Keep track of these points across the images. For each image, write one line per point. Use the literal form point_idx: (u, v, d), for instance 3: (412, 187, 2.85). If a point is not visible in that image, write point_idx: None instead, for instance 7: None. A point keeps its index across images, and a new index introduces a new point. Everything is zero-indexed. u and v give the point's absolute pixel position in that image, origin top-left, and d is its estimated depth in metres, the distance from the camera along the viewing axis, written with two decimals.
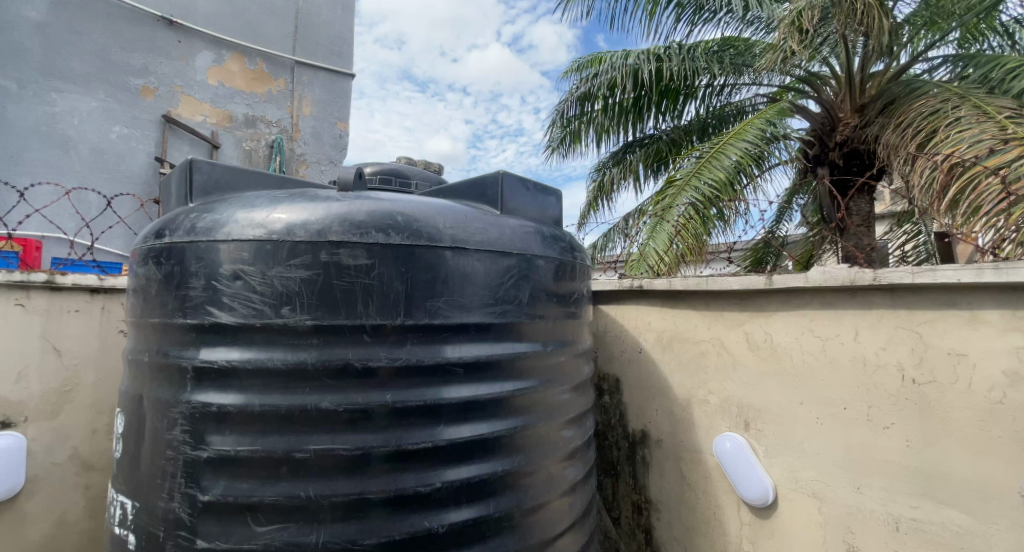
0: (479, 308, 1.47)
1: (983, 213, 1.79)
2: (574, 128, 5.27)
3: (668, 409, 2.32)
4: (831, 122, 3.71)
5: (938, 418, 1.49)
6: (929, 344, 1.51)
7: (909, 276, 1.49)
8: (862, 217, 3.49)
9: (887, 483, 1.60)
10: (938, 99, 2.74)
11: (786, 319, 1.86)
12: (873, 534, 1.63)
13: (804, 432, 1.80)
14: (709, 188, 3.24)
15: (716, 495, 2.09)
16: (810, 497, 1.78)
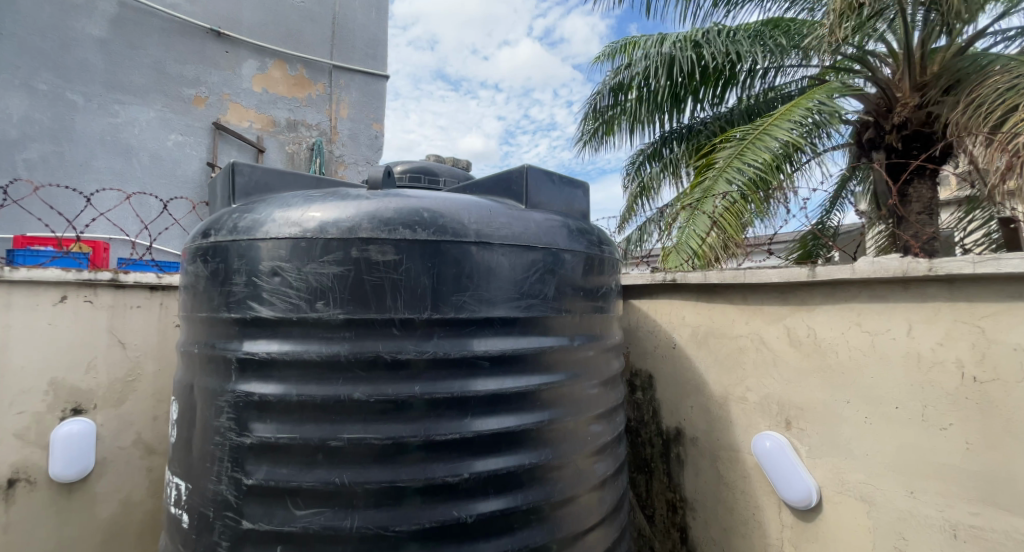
0: (505, 302, 1.48)
1: None
2: (608, 120, 5.18)
3: (704, 406, 2.26)
4: (888, 103, 3.47)
5: (1001, 419, 1.38)
6: (991, 339, 1.40)
7: (970, 266, 1.38)
8: (923, 204, 3.24)
9: (944, 488, 1.49)
10: (1014, 73, 2.47)
11: (831, 314, 1.77)
12: (928, 541, 1.53)
13: (851, 432, 1.71)
14: (750, 175, 3.11)
15: (756, 495, 2.01)
16: (858, 500, 1.69)
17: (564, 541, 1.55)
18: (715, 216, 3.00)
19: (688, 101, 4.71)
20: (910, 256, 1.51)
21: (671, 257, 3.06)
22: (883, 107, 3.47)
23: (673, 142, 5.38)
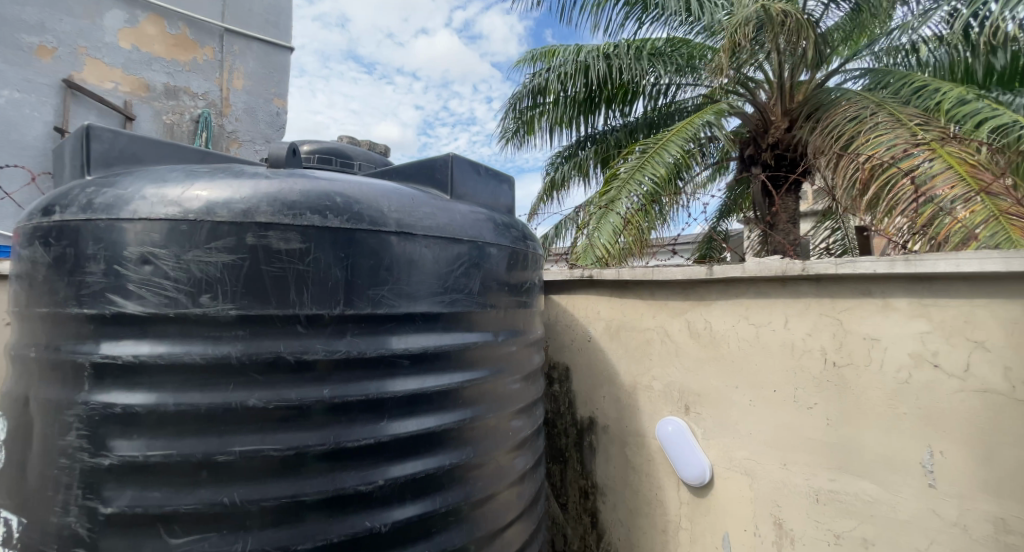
0: (427, 297, 1.44)
1: (899, 211, 1.95)
2: (527, 120, 5.30)
3: (614, 395, 2.39)
4: (764, 124, 3.99)
5: (852, 398, 1.64)
6: (846, 330, 1.66)
7: (832, 267, 1.62)
8: (790, 214, 3.75)
9: (809, 460, 1.73)
10: (858, 106, 2.94)
11: (724, 308, 1.97)
12: (797, 507, 1.77)
13: (738, 413, 1.92)
14: (652, 183, 3.33)
15: (658, 477, 2.18)
16: (741, 475, 1.91)
17: (482, 538, 1.55)
18: (622, 218, 3.19)
19: (599, 108, 4.97)
20: (788, 258, 1.73)
21: (584, 255, 3.17)
22: (760, 128, 4.01)
23: (587, 146, 5.57)
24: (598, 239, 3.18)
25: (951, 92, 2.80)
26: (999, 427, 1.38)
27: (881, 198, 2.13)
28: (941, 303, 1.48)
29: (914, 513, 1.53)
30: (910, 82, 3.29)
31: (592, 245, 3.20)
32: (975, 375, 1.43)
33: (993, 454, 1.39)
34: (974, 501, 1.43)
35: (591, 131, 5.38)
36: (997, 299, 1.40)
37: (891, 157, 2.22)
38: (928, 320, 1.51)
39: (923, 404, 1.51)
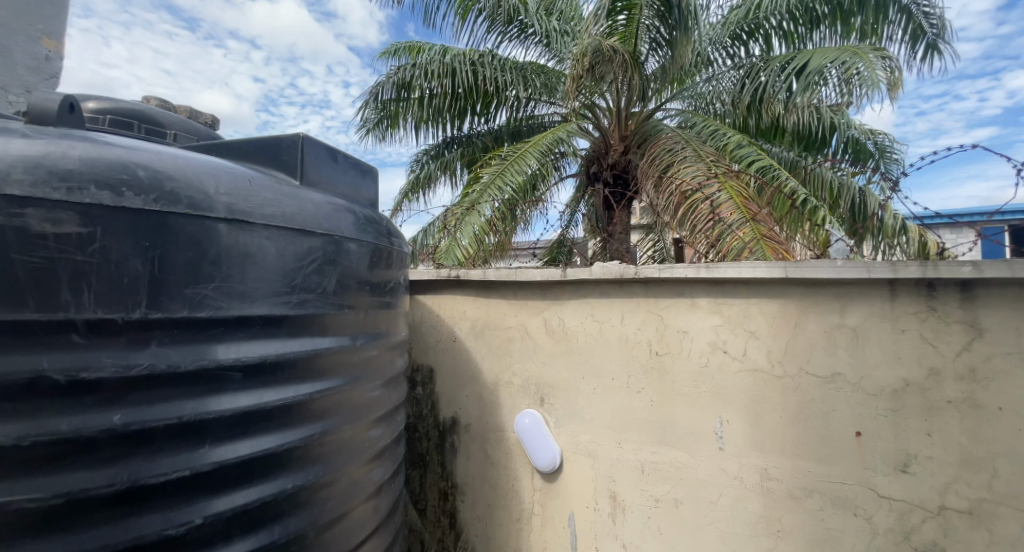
0: (267, 298, 1.26)
1: (700, 230, 2.44)
2: (391, 113, 5.09)
3: (477, 394, 2.59)
4: (605, 147, 4.48)
5: (669, 382, 2.07)
6: (666, 324, 2.08)
7: (657, 272, 2.03)
8: (624, 226, 4.24)
9: (636, 437, 2.14)
10: (675, 140, 3.40)
11: (575, 307, 2.28)
12: (626, 480, 2.17)
13: (584, 401, 2.27)
14: (511, 191, 3.45)
15: (515, 469, 2.45)
16: (585, 457, 2.27)
17: None
18: (483, 221, 3.26)
19: (466, 112, 4.92)
20: (625, 263, 2.12)
21: (445, 255, 3.15)
22: (601, 151, 4.50)
23: (453, 149, 5.60)
24: (457, 240, 3.19)
25: (734, 137, 3.48)
26: (765, 398, 1.93)
27: (687, 219, 2.59)
28: (731, 302, 1.98)
29: (708, 471, 2.02)
30: (709, 126, 3.95)
31: (455, 245, 3.20)
32: (749, 357, 1.95)
33: (761, 419, 1.95)
34: (748, 457, 1.97)
35: (458, 133, 5.32)
36: (765, 300, 1.93)
37: (696, 182, 2.69)
38: (720, 315, 2.00)
39: (716, 384, 2.00)
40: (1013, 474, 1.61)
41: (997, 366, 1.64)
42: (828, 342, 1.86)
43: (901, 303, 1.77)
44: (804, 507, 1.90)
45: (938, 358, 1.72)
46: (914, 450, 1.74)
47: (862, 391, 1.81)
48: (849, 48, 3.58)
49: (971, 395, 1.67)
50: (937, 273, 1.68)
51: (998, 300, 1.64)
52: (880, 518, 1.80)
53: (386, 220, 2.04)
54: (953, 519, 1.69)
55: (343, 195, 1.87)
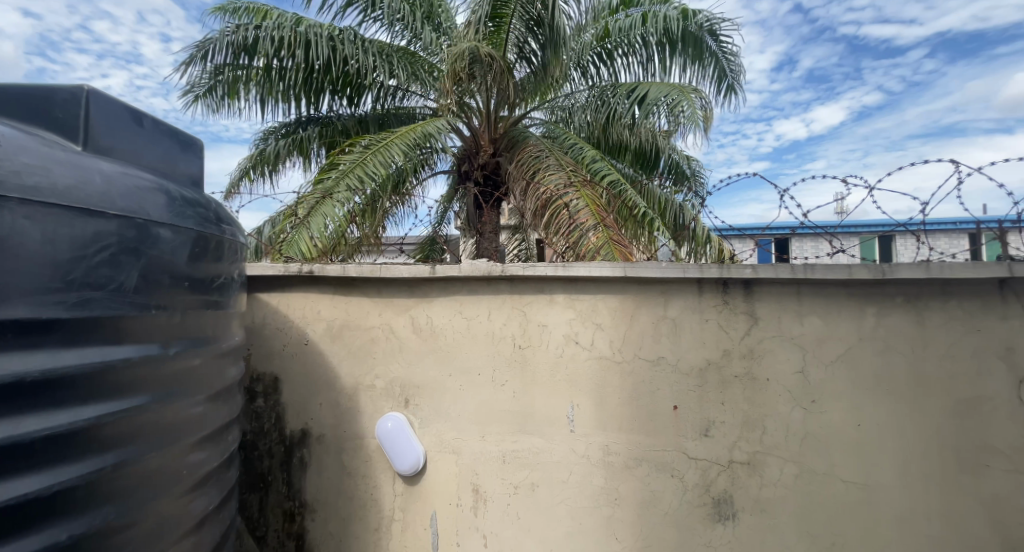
0: (32, 296, 1.02)
1: (561, 234, 2.63)
2: (228, 79, 4.27)
3: (333, 401, 2.63)
4: (475, 148, 4.36)
5: (530, 372, 2.39)
6: (528, 318, 2.39)
7: (521, 269, 2.34)
8: (493, 227, 4.35)
9: (496, 428, 2.42)
10: (542, 147, 3.44)
11: (443, 304, 2.51)
12: (489, 472, 2.43)
13: (450, 399, 2.49)
14: (373, 183, 3.24)
15: (375, 477, 2.56)
16: (449, 454, 2.48)
17: None
18: (340, 214, 3.01)
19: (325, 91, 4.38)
20: (492, 262, 2.40)
21: (288, 248, 2.87)
22: (471, 149, 4.37)
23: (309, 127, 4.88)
24: (306, 233, 2.90)
25: (589, 151, 3.58)
26: (608, 382, 2.30)
27: (550, 222, 2.75)
28: (581, 298, 2.33)
29: (559, 454, 2.35)
30: (569, 139, 4.14)
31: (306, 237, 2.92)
32: (596, 346, 2.31)
33: (603, 402, 2.31)
34: (593, 436, 2.32)
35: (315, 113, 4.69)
36: (608, 294, 2.30)
37: (560, 186, 2.85)
38: (573, 310, 2.34)
39: (565, 374, 2.35)
40: (778, 429, 2.17)
41: (766, 346, 2.17)
42: (654, 331, 2.25)
43: (706, 297, 2.21)
44: (635, 475, 2.28)
45: (729, 341, 2.20)
46: (712, 417, 2.22)
47: (678, 370, 2.24)
48: (677, 86, 4.12)
49: (750, 370, 2.19)
50: (731, 274, 2.16)
51: (770, 296, 2.17)
52: (689, 476, 2.24)
53: (216, 204, 1.79)
54: (737, 471, 2.20)
55: (155, 169, 1.59)
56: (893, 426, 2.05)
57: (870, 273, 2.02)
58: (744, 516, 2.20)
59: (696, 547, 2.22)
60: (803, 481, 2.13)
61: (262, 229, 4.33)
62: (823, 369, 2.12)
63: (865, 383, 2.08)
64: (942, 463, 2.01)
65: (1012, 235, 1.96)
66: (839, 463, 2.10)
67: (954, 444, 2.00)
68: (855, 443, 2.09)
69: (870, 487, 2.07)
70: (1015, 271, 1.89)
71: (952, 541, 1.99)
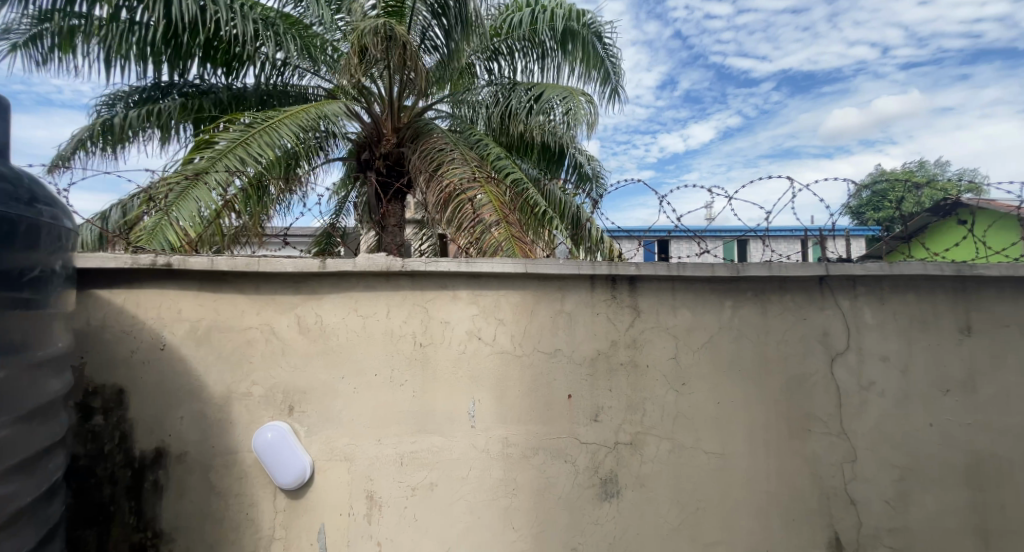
0: None
1: (463, 229, 2.61)
2: (58, 28, 3.47)
3: (198, 413, 2.30)
4: (377, 137, 4.14)
5: (431, 370, 2.36)
6: (430, 315, 2.36)
7: (422, 264, 2.30)
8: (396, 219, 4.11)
9: (393, 429, 2.34)
10: (448, 139, 3.42)
11: (335, 302, 2.35)
12: (384, 477, 2.33)
13: (341, 403, 2.34)
14: (256, 164, 2.91)
15: (252, 494, 2.30)
16: (341, 461, 2.33)
17: None
18: (214, 198, 2.65)
19: (196, 56, 3.80)
20: (390, 256, 2.31)
21: (146, 236, 2.46)
22: (373, 137, 4.14)
23: (170, 96, 4.19)
24: (170, 219, 2.51)
25: (494, 148, 3.57)
26: (509, 375, 2.37)
27: (454, 216, 2.72)
28: (484, 294, 2.37)
29: (459, 451, 2.35)
30: (472, 134, 4.13)
31: (169, 223, 2.53)
32: (498, 341, 2.37)
33: (504, 396, 2.36)
34: (493, 430, 2.36)
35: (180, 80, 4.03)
36: (509, 291, 2.38)
37: (465, 180, 2.83)
38: (476, 306, 2.37)
39: (466, 370, 2.36)
40: (656, 410, 2.40)
41: (646, 336, 2.40)
42: (552, 325, 2.38)
43: (597, 293, 2.38)
44: (532, 464, 2.36)
45: (617, 332, 2.39)
46: (601, 404, 2.39)
47: (573, 361, 2.38)
48: (569, 88, 4.32)
49: (633, 358, 2.40)
50: (618, 272, 2.36)
51: (651, 291, 2.40)
52: (580, 460, 2.39)
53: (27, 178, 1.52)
54: (622, 451, 2.40)
55: None
56: (745, 402, 2.40)
57: (728, 270, 2.34)
58: (627, 492, 2.40)
59: (585, 526, 2.38)
60: (675, 455, 2.40)
61: (109, 215, 3.60)
62: (692, 354, 2.40)
63: (724, 366, 2.40)
64: (780, 430, 2.39)
65: (829, 241, 2.41)
66: (703, 437, 2.40)
67: (790, 414, 2.39)
68: (716, 418, 2.40)
69: (726, 456, 2.39)
70: (829, 270, 2.33)
71: (785, 495, 2.38)
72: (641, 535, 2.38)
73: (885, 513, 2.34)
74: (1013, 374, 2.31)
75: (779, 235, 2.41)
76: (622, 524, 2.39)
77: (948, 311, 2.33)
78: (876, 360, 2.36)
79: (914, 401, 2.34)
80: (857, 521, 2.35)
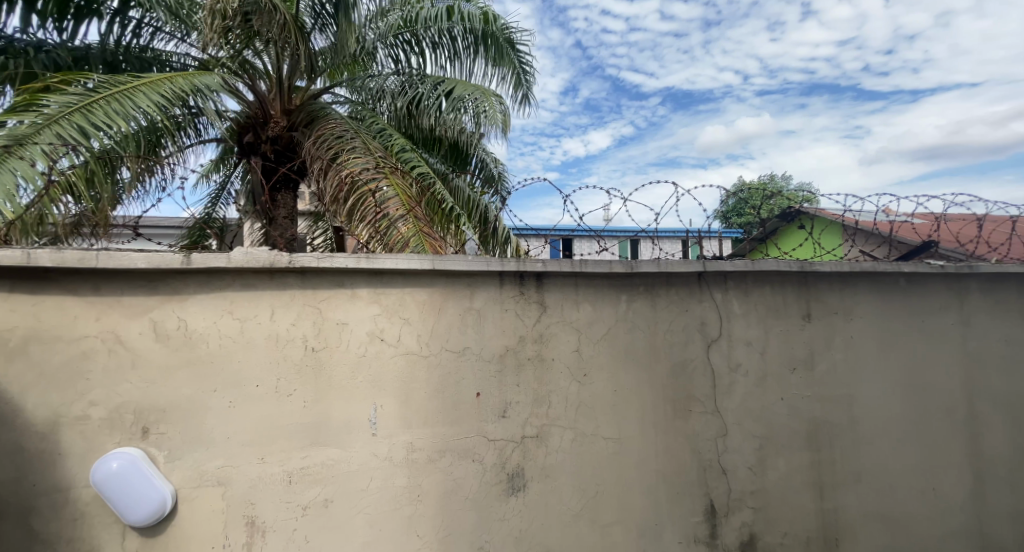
0: None
1: (359, 224, 2.49)
2: None
3: (13, 446, 1.84)
4: (263, 117, 3.80)
5: (324, 376, 2.17)
6: (324, 316, 2.17)
7: (314, 260, 2.10)
8: (287, 211, 3.84)
9: (281, 444, 2.11)
10: (346, 126, 3.22)
11: (203, 303, 2.04)
12: (267, 499, 2.08)
13: (214, 420, 2.04)
14: (98, 136, 2.43)
15: (93, 537, 1.90)
16: (215, 486, 2.03)
17: None
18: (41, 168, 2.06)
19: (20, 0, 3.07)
20: (275, 251, 2.07)
21: None
22: (259, 118, 3.80)
23: None
24: None
25: (398, 139, 3.42)
26: (413, 377, 2.27)
27: (354, 210, 2.59)
28: (387, 292, 2.25)
29: (358, 461, 2.19)
30: (376, 122, 3.97)
31: None
32: (402, 342, 2.26)
33: (409, 399, 2.26)
34: (396, 435, 2.24)
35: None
36: (415, 288, 2.29)
37: (364, 173, 2.71)
38: (377, 305, 2.24)
39: (368, 374, 2.22)
40: (560, 402, 2.49)
41: (552, 331, 2.48)
42: (461, 322, 2.35)
43: (506, 289, 2.41)
44: (438, 467, 2.29)
45: (524, 328, 2.44)
46: (508, 400, 2.41)
47: (482, 358, 2.37)
48: (482, 89, 4.34)
49: (540, 352, 2.46)
50: (526, 268, 2.40)
51: (556, 287, 2.48)
52: (487, 458, 2.37)
53: None
54: (528, 445, 2.44)
55: None
56: (638, 388, 2.59)
57: (623, 266, 2.50)
58: (532, 485, 2.44)
59: (492, 524, 2.37)
60: (577, 444, 2.50)
61: None
62: (592, 346, 2.53)
63: (619, 356, 2.57)
64: (665, 413, 2.63)
65: (705, 242, 2.71)
66: (602, 424, 2.54)
67: (674, 397, 2.64)
68: (613, 406, 2.56)
69: (622, 440, 2.57)
70: (706, 267, 2.62)
71: (671, 472, 2.62)
72: (544, 526, 2.44)
73: (749, 478, 2.70)
74: (839, 352, 2.82)
75: (665, 235, 2.64)
76: (527, 517, 2.42)
77: (794, 301, 2.78)
78: (742, 345, 2.72)
79: (770, 379, 2.74)
80: (727, 487, 2.67)
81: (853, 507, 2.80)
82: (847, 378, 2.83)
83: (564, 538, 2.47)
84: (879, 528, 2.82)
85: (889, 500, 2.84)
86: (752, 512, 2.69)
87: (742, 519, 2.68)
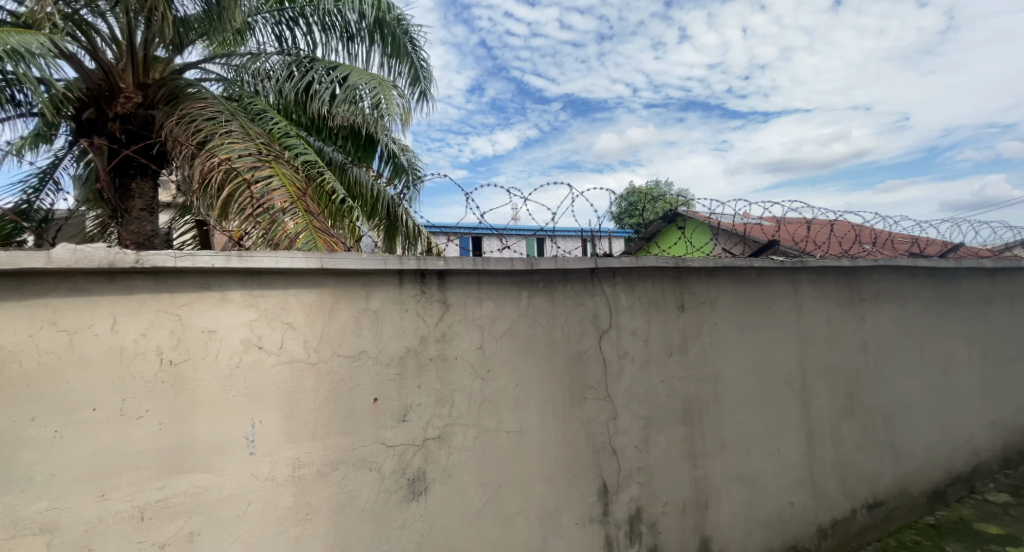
0: None
1: (236, 217, 2.22)
2: None
3: None
4: (110, 91, 3.44)
5: (185, 393, 1.88)
6: (185, 323, 1.88)
7: (171, 260, 1.81)
8: (145, 202, 3.43)
9: (132, 475, 1.79)
10: (220, 106, 2.84)
11: (14, 313, 1.65)
12: (113, 544, 1.75)
13: (34, 455, 1.66)
14: None
15: None
16: (36, 536, 1.65)
17: None
18: None
19: None
20: (117, 249, 1.74)
21: None
22: (105, 91, 3.41)
23: None
24: None
25: (280, 122, 3.08)
26: (298, 386, 2.08)
27: (231, 202, 2.31)
28: (267, 294, 2.03)
29: (234, 486, 1.94)
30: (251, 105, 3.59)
31: None
32: (285, 349, 2.05)
33: (294, 410, 2.06)
34: (280, 452, 2.03)
35: None
36: (301, 289, 2.09)
37: (241, 161, 2.45)
38: (254, 308, 2.00)
39: (245, 387, 1.97)
40: (463, 400, 2.47)
41: (455, 329, 2.44)
42: (356, 325, 2.20)
43: (406, 288, 2.32)
44: (332, 481, 2.13)
45: (426, 328, 2.37)
46: (410, 403, 2.32)
47: (380, 361, 2.25)
48: (378, 78, 3.92)
49: (442, 351, 2.41)
50: (427, 266, 2.34)
51: (458, 284, 2.46)
52: (385, 465, 2.26)
53: None
54: (430, 447, 2.38)
55: None
56: (535, 380, 2.67)
57: (523, 263, 2.56)
58: (434, 487, 2.39)
59: (392, 532, 2.26)
60: (478, 440, 2.50)
61: None
62: (495, 342, 2.55)
63: (522, 350, 2.63)
64: (559, 402, 2.74)
65: (597, 240, 2.88)
66: (504, 418, 2.58)
67: (567, 387, 2.77)
68: (514, 400, 2.61)
69: (523, 431, 2.63)
70: (598, 263, 2.80)
71: (568, 457, 2.75)
72: (447, 527, 2.40)
73: (635, 455, 2.94)
74: (706, 337, 3.20)
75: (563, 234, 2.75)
76: (429, 521, 2.36)
77: (670, 294, 3.08)
78: (628, 334, 2.95)
79: (651, 365, 3.01)
80: (617, 467, 2.88)
81: (718, 471, 3.21)
82: (712, 359, 3.22)
83: (466, 536, 2.45)
84: (738, 486, 3.26)
85: (745, 462, 3.30)
86: (638, 486, 2.94)
87: (630, 494, 2.91)
